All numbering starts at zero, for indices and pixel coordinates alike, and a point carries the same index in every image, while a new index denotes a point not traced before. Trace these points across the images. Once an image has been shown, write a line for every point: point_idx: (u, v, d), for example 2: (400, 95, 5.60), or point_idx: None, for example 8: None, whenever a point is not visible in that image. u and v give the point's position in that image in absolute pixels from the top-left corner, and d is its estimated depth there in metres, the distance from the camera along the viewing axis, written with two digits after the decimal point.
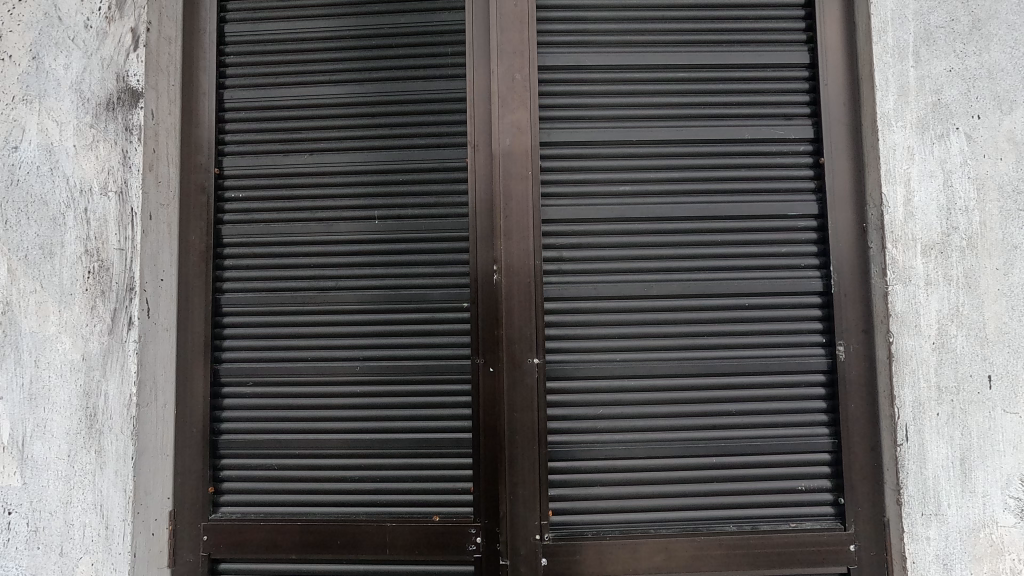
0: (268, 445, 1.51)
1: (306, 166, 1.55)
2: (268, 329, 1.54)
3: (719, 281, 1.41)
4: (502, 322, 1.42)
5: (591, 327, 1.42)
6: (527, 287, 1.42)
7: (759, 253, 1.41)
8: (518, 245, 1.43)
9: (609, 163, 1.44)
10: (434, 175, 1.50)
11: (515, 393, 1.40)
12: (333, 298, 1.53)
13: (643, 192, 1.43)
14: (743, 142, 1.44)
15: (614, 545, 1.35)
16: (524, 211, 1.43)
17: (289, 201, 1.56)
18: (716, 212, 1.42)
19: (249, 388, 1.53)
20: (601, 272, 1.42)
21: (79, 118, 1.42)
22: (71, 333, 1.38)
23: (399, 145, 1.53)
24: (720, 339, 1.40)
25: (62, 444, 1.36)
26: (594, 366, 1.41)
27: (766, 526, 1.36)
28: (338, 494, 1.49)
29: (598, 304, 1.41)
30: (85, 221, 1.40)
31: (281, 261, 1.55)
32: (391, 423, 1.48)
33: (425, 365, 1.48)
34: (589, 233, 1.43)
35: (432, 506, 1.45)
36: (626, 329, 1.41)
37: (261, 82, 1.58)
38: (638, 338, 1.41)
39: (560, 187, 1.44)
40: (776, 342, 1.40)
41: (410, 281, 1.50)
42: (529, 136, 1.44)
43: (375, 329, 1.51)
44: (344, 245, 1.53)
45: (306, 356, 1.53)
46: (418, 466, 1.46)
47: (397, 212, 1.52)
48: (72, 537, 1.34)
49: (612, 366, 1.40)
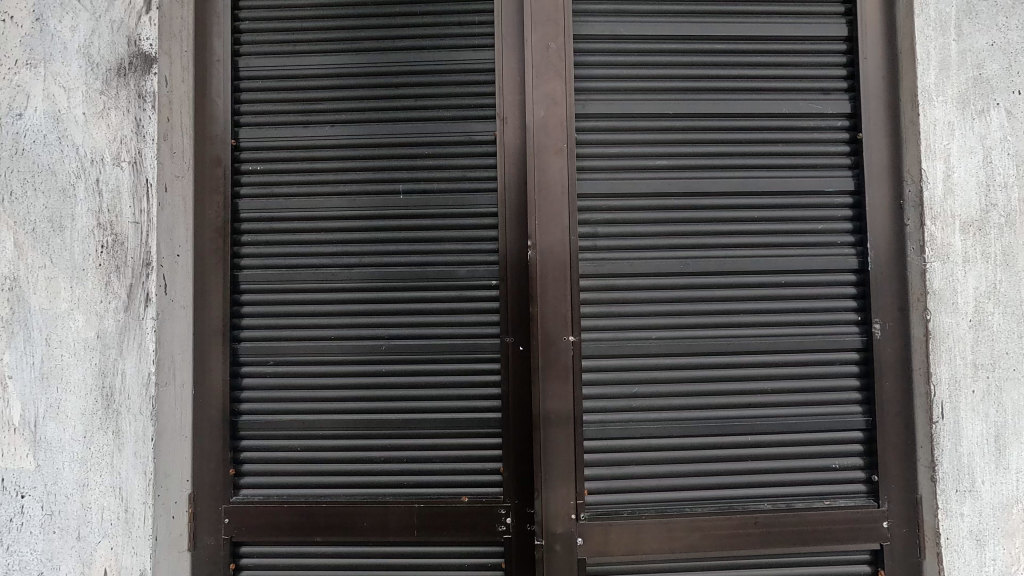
0: (289, 426, 1.47)
1: (328, 138, 1.50)
2: (290, 307, 1.49)
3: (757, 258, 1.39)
4: (535, 300, 1.39)
5: (625, 305, 1.39)
6: (561, 263, 1.39)
7: (796, 230, 1.39)
8: (551, 220, 1.39)
9: (644, 137, 1.40)
10: (463, 148, 1.46)
11: (549, 371, 1.37)
12: (356, 275, 1.48)
13: (679, 167, 1.40)
14: (781, 116, 1.41)
15: (649, 525, 1.34)
16: (557, 185, 1.39)
17: (311, 174, 1.50)
18: (754, 188, 1.39)
19: (270, 367, 1.49)
20: (636, 248, 1.40)
21: (88, 84, 1.35)
22: (84, 310, 1.32)
23: (425, 117, 1.47)
24: (756, 317, 1.38)
25: (77, 425, 1.31)
26: (629, 344, 1.38)
27: (797, 503, 1.36)
28: (364, 476, 1.46)
29: (632, 281, 1.39)
30: (97, 193, 1.34)
31: (301, 237, 1.50)
32: (418, 403, 1.45)
33: (453, 344, 1.44)
34: (624, 208, 1.40)
35: (460, 487, 1.43)
36: (660, 307, 1.39)
37: (279, 50, 1.52)
38: (673, 316, 1.39)
39: (595, 161, 1.40)
40: (811, 320, 1.38)
41: (437, 257, 1.46)
42: (564, 108, 1.39)
43: (402, 307, 1.47)
44: (367, 220, 1.48)
45: (328, 335, 1.48)
46: (447, 447, 1.43)
47: (424, 186, 1.47)
48: (90, 520, 1.30)
49: (646, 345, 1.38)
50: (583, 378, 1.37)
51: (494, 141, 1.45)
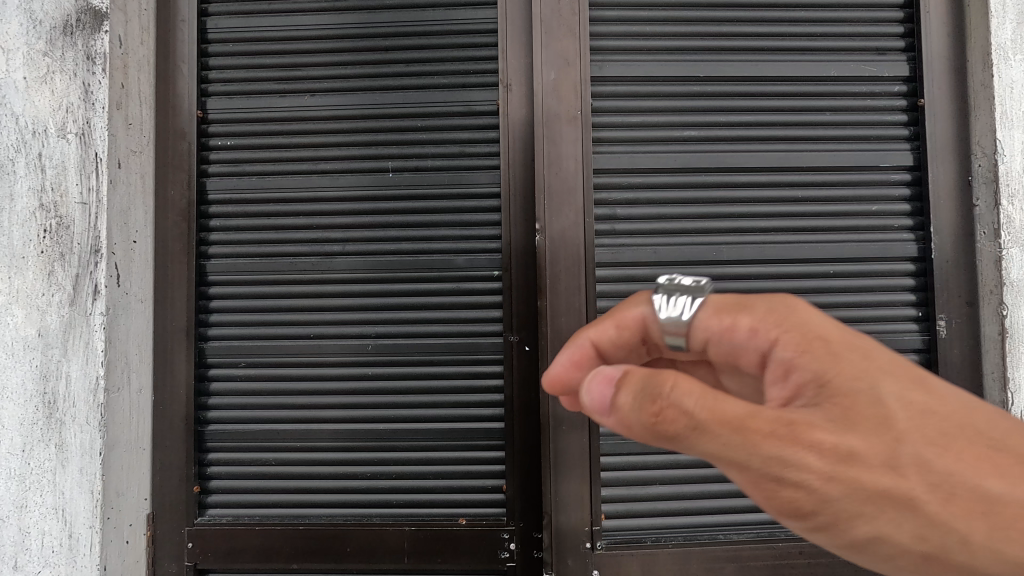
0: (264, 437, 1.30)
1: (307, 109, 1.33)
2: (266, 301, 1.32)
3: (799, 244, 1.20)
4: (546, 292, 1.18)
5: None
6: (576, 250, 1.19)
7: (845, 213, 1.21)
8: (563, 200, 1.20)
9: (671, 105, 1.22)
10: (461, 120, 1.29)
11: None
12: (340, 266, 1.32)
13: (712, 139, 1.22)
14: (828, 81, 1.22)
15: (676, 553, 1.16)
16: (571, 160, 1.20)
17: (290, 151, 1.33)
18: (796, 163, 1.21)
19: (242, 369, 1.32)
20: (659, 233, 1.22)
21: (29, 44, 1.16)
22: (24, 304, 1.14)
23: (419, 84, 1.31)
24: None
25: (14, 437, 1.13)
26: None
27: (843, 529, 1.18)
28: (348, 495, 1.28)
29: (658, 271, 1.20)
30: (40, 169, 1.15)
31: (277, 222, 1.33)
32: (411, 409, 1.28)
33: (448, 343, 1.28)
34: (648, 186, 1.21)
35: (456, 507, 1.26)
36: None
37: (254, 8, 1.33)
38: None
39: (613, 132, 1.22)
40: (866, 315, 1.20)
41: (432, 245, 1.31)
42: (577, 71, 1.20)
43: (392, 301, 1.31)
44: (352, 203, 1.32)
45: (308, 333, 1.31)
46: (443, 460, 1.26)
47: (417, 164, 1.30)
48: (29, 547, 1.12)
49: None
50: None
51: (497, 113, 1.28)
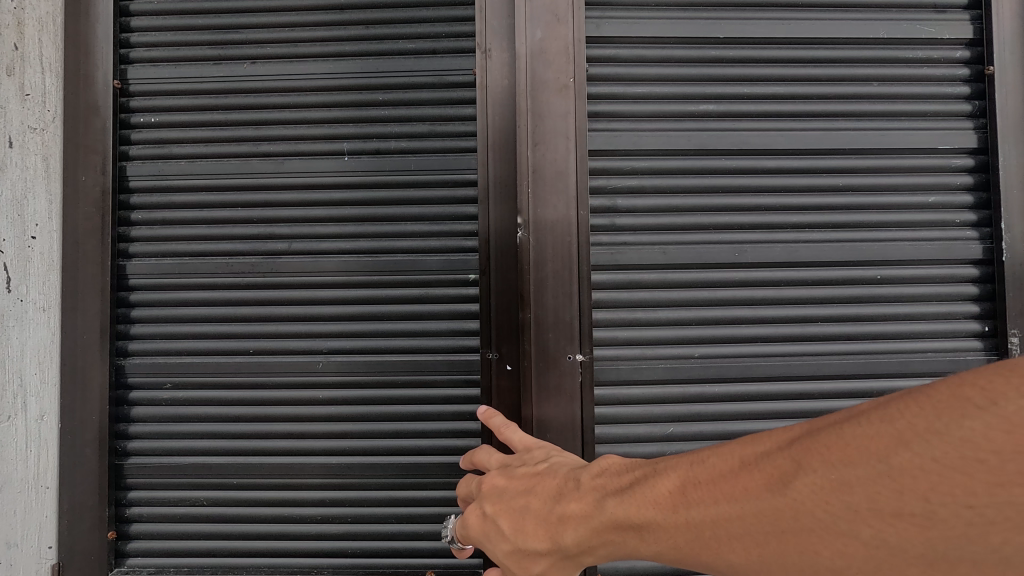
0: (198, 472, 1.11)
1: (248, 80, 1.12)
2: (200, 310, 1.12)
3: (831, 247, 1.00)
4: (529, 301, 0.98)
5: (658, 309, 1.01)
6: (566, 249, 0.98)
7: (890, 210, 1.01)
8: (550, 188, 0.99)
9: (682, 74, 1.02)
10: (430, 93, 1.10)
11: (550, 402, 0.97)
12: (287, 268, 1.11)
13: (731, 116, 1.02)
14: (877, 43, 1.02)
15: None
16: (560, 138, 0.99)
17: (227, 130, 1.12)
18: (831, 146, 1.01)
19: (168, 391, 1.11)
20: (670, 230, 1.01)
21: None
22: None
23: (382, 52, 1.11)
24: (836, 326, 1.01)
25: None
26: (658, 366, 1.00)
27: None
28: (297, 541, 1.11)
29: (666, 276, 1.01)
30: None
31: (211, 215, 1.12)
32: (371, 439, 1.10)
33: (415, 362, 1.09)
34: (654, 171, 1.01)
35: (424, 558, 1.09)
36: (707, 312, 1.00)
37: None
38: (724, 324, 1.00)
39: (612, 106, 1.01)
40: (916, 331, 1.00)
41: (395, 243, 1.10)
42: (569, 28, 0.99)
43: (347, 310, 1.11)
44: (302, 193, 1.12)
45: (248, 348, 1.11)
46: (408, 500, 1.09)
47: (377, 147, 1.11)
48: None
49: (680, 365, 1.00)
50: (594, 408, 0.99)
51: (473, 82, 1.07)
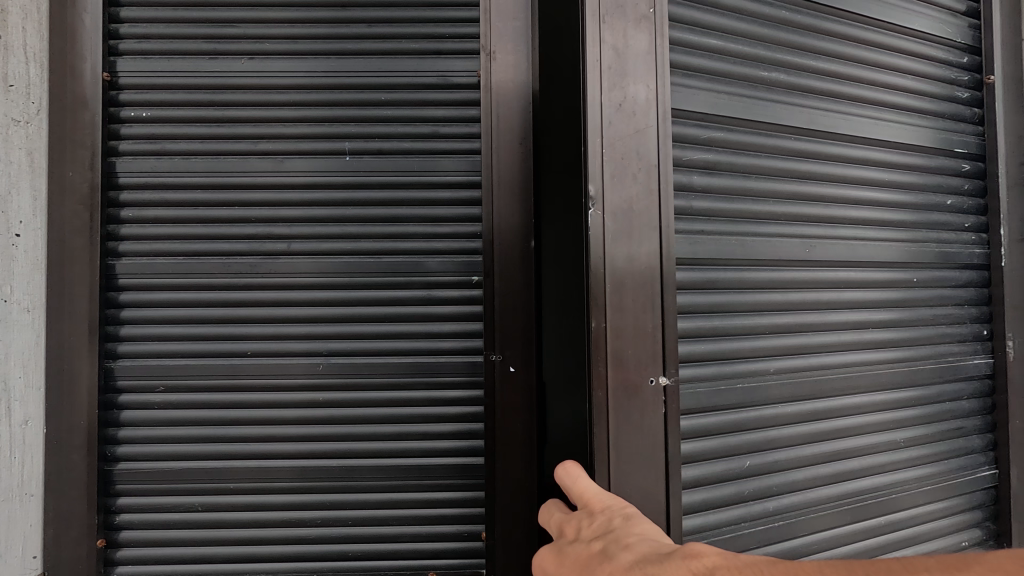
0: (191, 478, 1.08)
1: (245, 75, 1.09)
2: (194, 311, 1.09)
3: (855, 244, 1.02)
4: (602, 301, 0.80)
5: (729, 308, 0.91)
6: (650, 238, 0.82)
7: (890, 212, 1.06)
8: (630, 161, 0.82)
9: (747, 38, 0.95)
10: (434, 94, 1.11)
11: (630, 423, 0.80)
12: (285, 268, 1.09)
13: (788, 90, 0.98)
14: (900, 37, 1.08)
15: None
16: (637, 97, 0.83)
17: (223, 127, 1.09)
18: (868, 134, 1.04)
19: (161, 395, 1.08)
20: (741, 217, 0.93)
21: None
22: None
23: (385, 51, 1.11)
24: (868, 326, 1.03)
25: None
26: (735, 383, 0.90)
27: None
28: (295, 545, 1.10)
29: (740, 270, 0.92)
30: None
31: (206, 213, 1.09)
32: (372, 441, 1.10)
33: (417, 363, 1.10)
34: (727, 145, 0.92)
35: (426, 559, 1.10)
36: (772, 310, 0.94)
37: None
38: (786, 327, 0.95)
39: (687, 57, 0.89)
40: (921, 333, 1.08)
41: (398, 243, 1.10)
42: None
43: (349, 312, 1.10)
44: (301, 192, 1.10)
45: (244, 350, 1.09)
46: (410, 502, 1.10)
47: (380, 147, 1.10)
48: None
49: (747, 367, 0.92)
50: (678, 422, 0.83)
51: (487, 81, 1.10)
